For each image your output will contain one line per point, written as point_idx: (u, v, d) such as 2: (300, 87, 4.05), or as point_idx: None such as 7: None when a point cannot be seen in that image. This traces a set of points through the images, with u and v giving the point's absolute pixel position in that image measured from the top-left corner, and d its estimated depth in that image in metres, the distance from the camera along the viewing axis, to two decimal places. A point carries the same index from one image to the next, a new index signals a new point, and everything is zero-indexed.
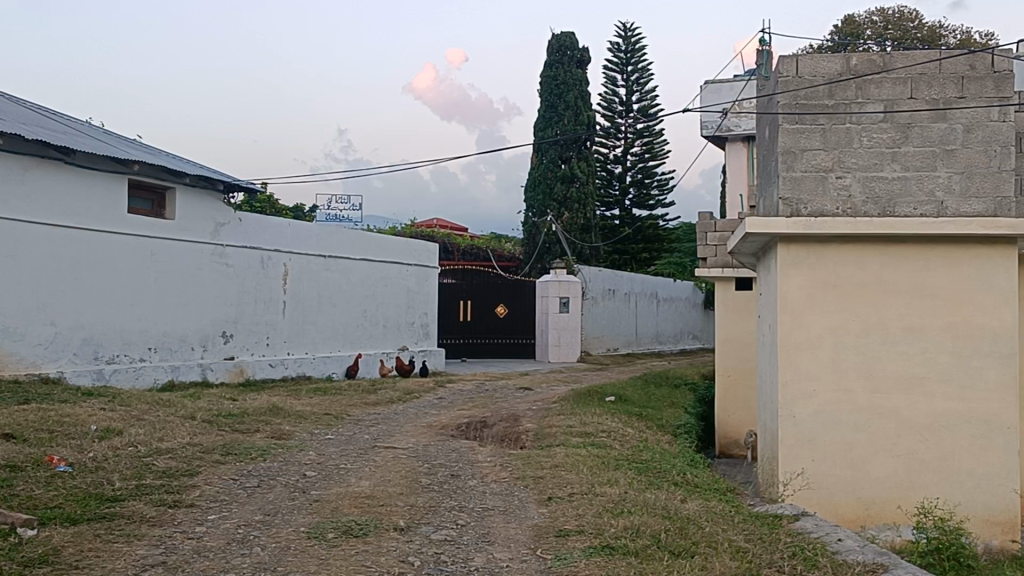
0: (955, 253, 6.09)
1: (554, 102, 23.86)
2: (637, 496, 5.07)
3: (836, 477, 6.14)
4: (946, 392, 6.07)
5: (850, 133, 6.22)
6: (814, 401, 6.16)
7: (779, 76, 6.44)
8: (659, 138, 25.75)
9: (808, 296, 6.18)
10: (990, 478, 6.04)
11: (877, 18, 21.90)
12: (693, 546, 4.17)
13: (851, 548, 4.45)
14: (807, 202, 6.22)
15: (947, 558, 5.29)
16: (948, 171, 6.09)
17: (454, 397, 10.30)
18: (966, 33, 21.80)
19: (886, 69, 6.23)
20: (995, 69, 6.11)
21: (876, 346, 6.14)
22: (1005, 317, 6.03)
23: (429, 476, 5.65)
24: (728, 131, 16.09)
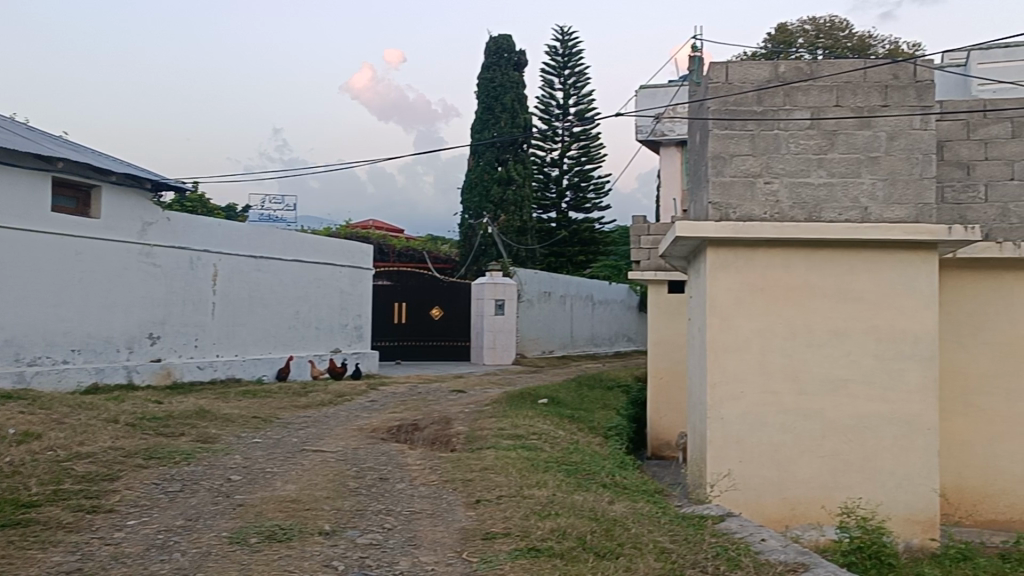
0: (878, 258, 6.21)
1: (491, 104, 23.89)
2: (565, 498, 5.08)
3: (762, 478, 6.22)
4: (869, 393, 6.19)
5: (777, 140, 6.32)
6: (741, 402, 6.24)
7: (709, 82, 6.53)
8: (596, 141, 25.91)
9: (737, 299, 6.27)
10: (911, 478, 6.14)
11: (809, 27, 22.23)
12: (618, 548, 4.20)
13: (773, 549, 4.51)
14: (736, 207, 6.31)
15: (870, 557, 5.39)
16: (872, 177, 6.21)
17: (386, 399, 10.25)
18: (894, 43, 22.28)
19: (813, 77, 6.35)
20: (918, 78, 6.24)
21: (802, 349, 6.24)
22: (925, 320, 6.17)
23: (356, 479, 5.60)
24: (663, 135, 16.62)
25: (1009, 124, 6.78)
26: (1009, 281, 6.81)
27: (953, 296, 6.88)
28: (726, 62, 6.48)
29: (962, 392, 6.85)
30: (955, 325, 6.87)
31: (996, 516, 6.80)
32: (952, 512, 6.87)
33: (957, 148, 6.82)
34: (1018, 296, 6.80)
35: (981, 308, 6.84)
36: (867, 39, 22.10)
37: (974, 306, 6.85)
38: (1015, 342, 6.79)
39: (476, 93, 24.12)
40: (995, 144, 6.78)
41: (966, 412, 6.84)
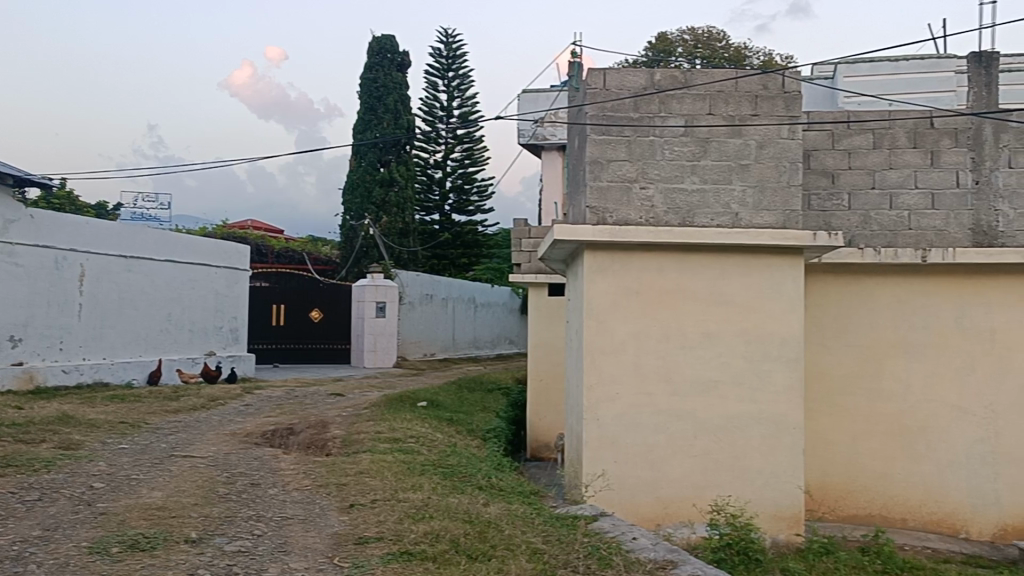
0: (748, 263, 6.41)
1: (373, 104, 23.70)
2: (440, 501, 5.06)
3: (636, 478, 6.32)
4: (739, 394, 6.37)
5: (653, 146, 6.45)
6: (617, 403, 6.34)
7: (587, 88, 6.61)
8: (480, 144, 25.98)
9: (613, 302, 6.37)
10: (777, 476, 6.35)
11: (688, 37, 22.75)
12: (490, 550, 4.20)
13: (644, 547, 4.59)
14: (613, 211, 6.40)
15: (739, 553, 5.55)
16: (743, 184, 6.40)
17: (261, 403, 10.05)
18: (768, 55, 23.03)
19: (686, 85, 6.51)
20: (786, 90, 6.46)
21: (675, 351, 6.38)
22: (792, 323, 6.39)
23: (227, 485, 5.48)
24: (546, 139, 16.83)
25: (870, 135, 7.06)
26: (870, 285, 7.09)
27: (819, 301, 7.13)
28: (603, 69, 6.56)
29: (826, 392, 7.11)
30: (820, 328, 7.12)
31: (857, 511, 7.09)
32: (816, 508, 7.13)
33: (823, 158, 7.09)
34: (879, 299, 7.09)
35: (845, 311, 7.11)
36: (743, 50, 22.78)
37: (838, 310, 7.11)
38: (876, 343, 7.08)
39: (359, 93, 23.87)
40: (858, 154, 7.06)
41: (830, 411, 7.11)
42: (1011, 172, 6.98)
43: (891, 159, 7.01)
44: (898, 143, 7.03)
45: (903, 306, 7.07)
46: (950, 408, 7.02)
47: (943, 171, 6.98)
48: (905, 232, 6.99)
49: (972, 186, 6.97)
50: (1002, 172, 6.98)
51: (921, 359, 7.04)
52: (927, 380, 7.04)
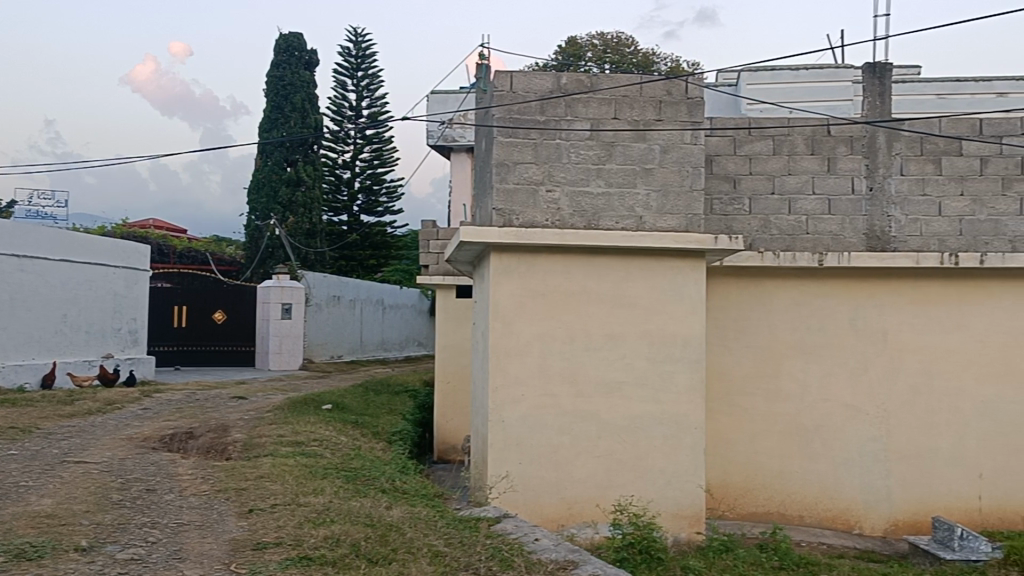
0: (651, 265, 6.50)
1: (280, 103, 23.37)
2: (341, 504, 5.02)
3: (541, 479, 6.34)
4: (642, 395, 6.45)
5: (559, 149, 6.49)
6: (522, 405, 6.35)
7: (494, 90, 6.62)
8: (389, 145, 25.82)
9: (518, 304, 6.39)
10: (679, 475, 6.45)
11: (597, 42, 23.00)
12: (391, 553, 4.18)
13: (545, 548, 4.62)
14: (519, 213, 6.42)
15: (640, 552, 5.61)
16: (647, 188, 6.49)
17: (161, 407, 9.81)
18: (675, 61, 23.44)
19: (592, 89, 6.56)
20: (689, 96, 6.59)
21: (580, 352, 6.43)
22: (693, 325, 6.51)
23: (121, 491, 5.33)
24: (454, 142, 17.05)
25: (771, 141, 7.23)
26: (769, 288, 7.26)
27: (720, 303, 7.27)
28: (511, 71, 6.58)
29: (727, 393, 7.26)
30: (721, 329, 7.26)
31: (756, 508, 7.26)
32: (716, 507, 7.27)
33: (725, 163, 7.24)
34: (777, 302, 7.26)
35: (745, 313, 7.26)
36: (651, 56, 23.14)
37: (738, 312, 7.26)
38: (775, 345, 7.25)
39: (265, 91, 23.51)
40: (759, 159, 7.22)
41: (730, 412, 7.26)
42: (904, 178, 7.21)
43: (790, 165, 7.20)
44: (797, 150, 7.22)
45: (800, 309, 7.25)
46: (845, 408, 7.22)
47: (840, 177, 7.21)
48: (803, 236, 7.18)
49: (866, 193, 7.20)
50: (895, 179, 7.21)
51: (817, 360, 7.23)
52: (822, 381, 7.23)
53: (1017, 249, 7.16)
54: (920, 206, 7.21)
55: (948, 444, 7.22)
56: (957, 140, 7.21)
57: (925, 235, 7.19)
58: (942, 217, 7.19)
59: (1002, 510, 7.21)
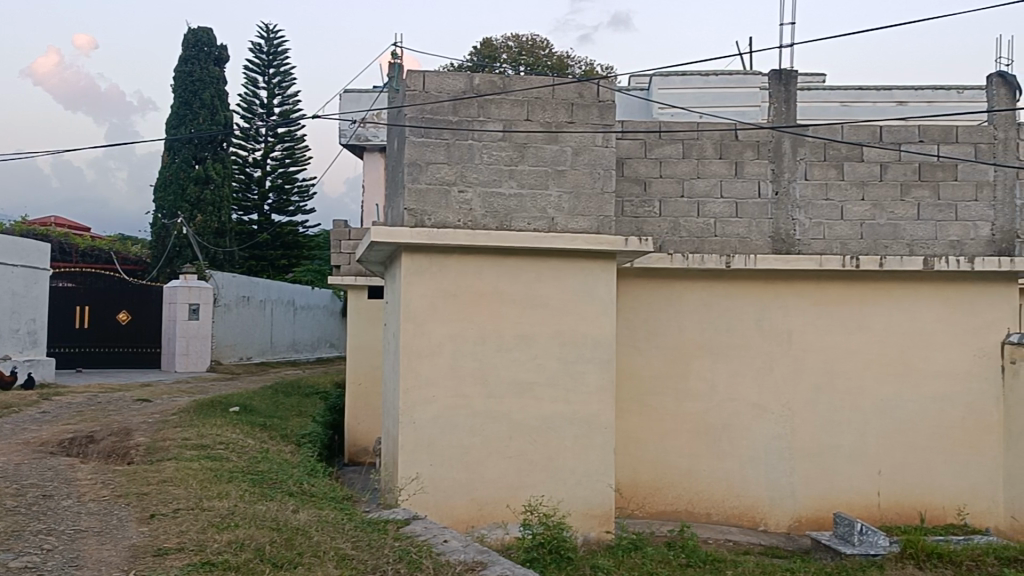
0: (562, 266, 6.54)
1: (188, 99, 22.89)
2: (247, 508, 4.92)
3: (451, 480, 6.32)
4: (553, 395, 6.48)
5: (471, 150, 6.48)
6: (433, 406, 6.32)
7: (406, 90, 6.58)
8: (301, 143, 25.49)
9: (429, 304, 6.36)
10: (589, 475, 6.50)
11: (512, 44, 23.07)
12: (297, 557, 4.12)
13: (454, 549, 4.61)
14: (431, 213, 6.40)
15: (550, 552, 5.63)
16: (558, 190, 6.52)
17: (60, 411, 9.51)
18: (588, 65, 23.66)
19: (505, 91, 6.56)
20: (601, 98, 6.65)
21: (491, 353, 6.43)
22: (603, 326, 6.57)
23: (15, 498, 5.14)
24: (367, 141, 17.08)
25: (680, 145, 7.33)
26: (678, 289, 7.37)
27: (631, 304, 7.35)
28: (423, 71, 6.55)
29: (636, 393, 7.35)
30: (631, 330, 7.34)
31: (664, 507, 7.35)
32: (626, 506, 7.34)
33: (635, 166, 7.32)
34: (686, 303, 7.37)
35: (654, 314, 7.36)
36: (565, 59, 23.32)
37: (648, 313, 7.36)
38: (683, 345, 7.36)
39: (173, 87, 23.00)
40: (669, 163, 7.33)
41: (639, 411, 7.35)
42: (808, 183, 7.39)
43: (699, 168, 7.32)
44: (706, 154, 7.35)
45: (708, 310, 7.38)
46: (751, 407, 7.37)
47: (747, 181, 7.36)
48: (711, 239, 7.31)
49: (772, 196, 7.36)
50: (800, 184, 7.38)
51: (724, 361, 7.37)
52: (729, 380, 7.37)
53: (915, 252, 7.39)
54: (823, 210, 7.39)
55: (849, 441, 7.41)
56: (858, 147, 7.40)
57: (828, 238, 7.38)
58: (844, 221, 7.39)
59: (899, 505, 7.42)
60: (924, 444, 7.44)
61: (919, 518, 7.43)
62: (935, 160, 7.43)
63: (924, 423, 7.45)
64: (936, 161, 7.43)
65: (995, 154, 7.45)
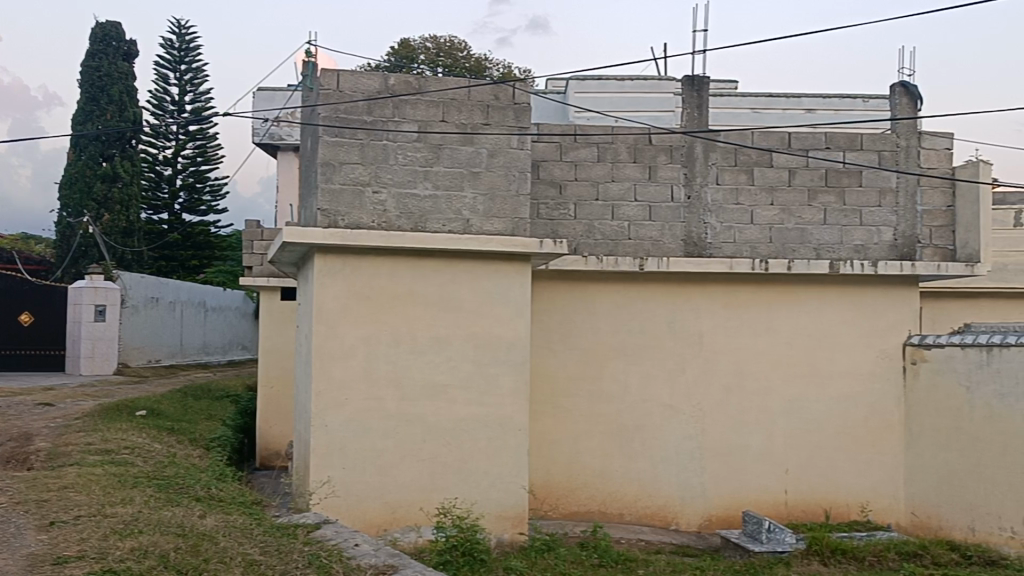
0: (477, 269, 6.54)
1: (95, 94, 22.27)
2: (152, 514, 4.80)
3: (364, 483, 6.26)
4: (467, 397, 6.46)
5: (386, 150, 6.43)
6: (346, 409, 6.25)
7: (320, 88, 6.50)
8: (214, 142, 25.01)
9: (343, 306, 6.29)
10: (502, 477, 6.51)
11: (430, 45, 22.97)
12: (203, 563, 4.03)
13: (366, 553, 4.57)
14: (344, 214, 6.33)
15: (463, 554, 5.62)
16: (474, 191, 6.52)
17: None
18: (506, 68, 23.72)
19: (420, 91, 6.54)
20: (516, 101, 6.67)
21: (405, 355, 6.39)
22: (518, 328, 6.59)
23: None
24: (281, 140, 16.94)
25: (595, 148, 7.40)
26: (592, 292, 7.43)
27: (545, 307, 7.39)
28: (338, 71, 6.49)
29: (550, 394, 7.38)
30: (546, 332, 7.38)
31: (577, 508, 7.40)
32: (539, 507, 7.36)
33: (551, 169, 7.35)
34: (600, 305, 7.44)
35: (568, 316, 7.41)
36: (483, 61, 23.30)
37: (562, 315, 7.40)
38: (597, 347, 7.43)
39: (79, 82, 22.35)
40: (584, 166, 7.38)
41: (553, 413, 7.39)
42: (719, 188, 7.52)
43: (613, 172, 7.40)
44: (620, 158, 7.42)
45: (622, 312, 7.45)
46: (663, 408, 7.47)
47: (660, 185, 7.46)
48: (625, 242, 7.39)
49: (684, 200, 7.48)
50: (712, 188, 7.51)
51: (637, 363, 7.45)
52: (642, 382, 7.46)
53: (822, 256, 7.57)
54: (734, 214, 7.53)
55: (758, 441, 7.56)
56: (767, 152, 7.56)
57: (738, 242, 7.51)
58: (754, 225, 7.53)
59: (805, 502, 7.60)
60: (830, 444, 7.62)
61: (824, 515, 7.60)
62: (840, 166, 7.63)
63: (830, 423, 7.63)
64: (841, 168, 7.62)
65: (898, 161, 7.69)
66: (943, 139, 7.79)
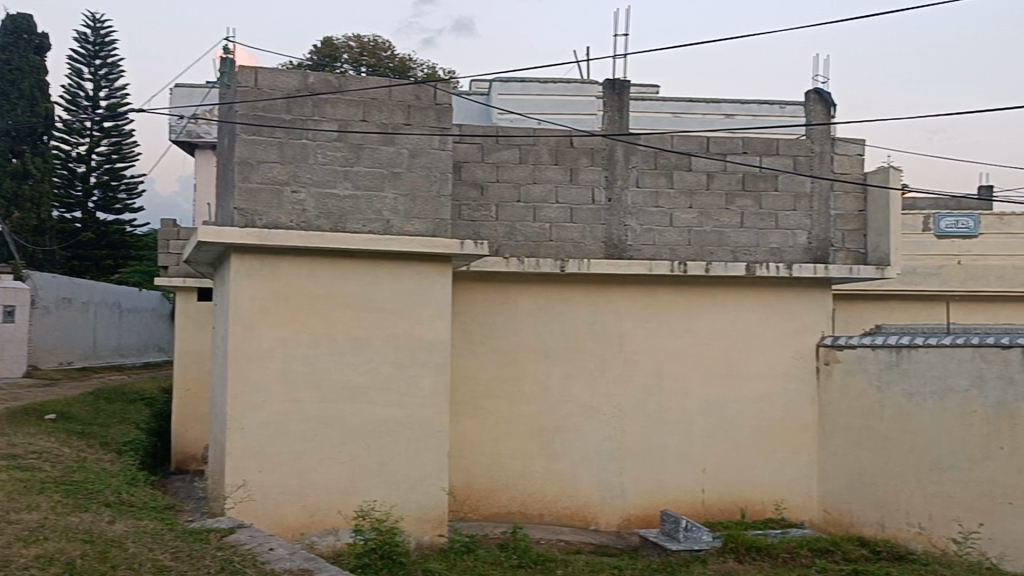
0: (397, 269, 6.50)
1: (5, 89, 21.60)
2: (58, 521, 4.67)
3: (281, 487, 6.17)
4: (387, 399, 6.42)
5: (305, 149, 6.35)
6: (263, 412, 6.15)
7: (237, 86, 6.39)
8: (130, 139, 24.43)
9: (260, 307, 6.19)
10: (422, 479, 6.48)
11: (354, 44, 22.75)
12: (111, 570, 3.93)
13: (280, 557, 4.50)
14: (262, 213, 6.23)
15: (382, 557, 5.57)
16: (394, 192, 6.48)
17: None
18: (430, 68, 23.64)
19: (340, 90, 6.48)
20: (438, 101, 6.64)
21: (324, 357, 6.32)
22: (439, 330, 6.57)
23: None
24: (198, 138, 16.63)
25: (517, 149, 7.41)
26: (513, 293, 7.45)
27: (466, 308, 7.38)
28: (256, 68, 6.38)
29: (471, 396, 7.38)
30: (467, 333, 7.38)
31: (497, 509, 7.41)
32: (460, 508, 7.35)
33: (473, 170, 7.34)
34: (521, 306, 7.46)
35: (490, 317, 7.41)
36: (407, 61, 23.18)
37: (484, 317, 7.40)
38: (518, 349, 7.45)
39: None
40: (505, 168, 7.39)
41: (473, 414, 7.39)
42: (640, 190, 7.59)
43: (535, 174, 7.43)
44: (541, 160, 7.46)
45: (543, 314, 7.48)
46: (583, 409, 7.52)
47: (581, 187, 7.50)
48: (546, 244, 7.43)
49: (605, 203, 7.53)
50: (632, 191, 7.57)
51: (558, 364, 7.49)
52: (563, 382, 7.50)
53: (738, 258, 7.70)
54: (653, 216, 7.61)
55: (676, 441, 7.65)
56: (687, 156, 7.66)
57: (658, 244, 7.60)
58: (673, 228, 7.62)
59: (722, 501, 7.72)
60: (746, 443, 7.75)
61: (740, 513, 7.73)
62: (757, 170, 7.76)
63: (746, 423, 7.76)
64: (758, 172, 7.76)
65: (812, 166, 7.85)
66: (855, 145, 7.97)
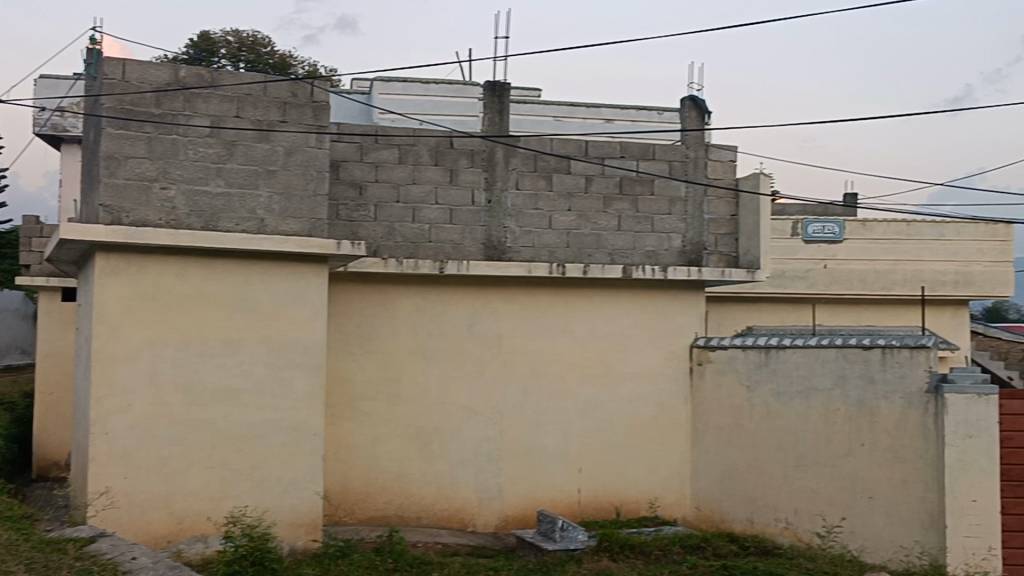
0: (271, 270, 6.37)
1: None
2: None
3: (147, 493, 5.96)
4: (260, 402, 6.28)
5: (175, 145, 6.16)
6: (128, 416, 5.93)
7: (103, 77, 6.14)
8: None
9: (126, 307, 5.97)
10: (296, 482, 6.37)
11: (232, 39, 22.23)
12: None
13: (143, 566, 4.35)
14: (128, 211, 6.00)
15: (253, 563, 5.44)
16: (269, 190, 6.35)
17: None
18: (312, 66, 23.28)
19: (213, 85, 6.33)
20: (314, 99, 6.55)
21: (194, 359, 6.13)
22: (314, 330, 6.46)
23: None
24: (63, 132, 15.95)
25: (396, 149, 7.36)
26: (391, 294, 7.38)
27: (344, 309, 7.28)
28: (123, 59, 6.15)
29: (347, 398, 7.28)
30: (344, 335, 7.28)
31: (374, 512, 7.34)
32: (335, 513, 7.25)
33: (351, 169, 7.24)
34: (399, 307, 7.40)
35: (367, 319, 7.33)
36: (288, 58, 22.79)
37: (362, 318, 7.32)
38: (396, 350, 7.39)
39: None
40: (384, 168, 7.32)
41: (350, 417, 7.29)
42: (519, 193, 7.62)
43: (413, 174, 7.38)
44: (421, 160, 7.41)
45: (421, 315, 7.44)
46: (461, 410, 7.51)
47: (460, 189, 7.49)
48: (425, 244, 7.40)
49: (485, 204, 7.54)
50: (511, 193, 7.59)
51: (436, 365, 7.46)
52: (441, 383, 7.47)
53: (615, 261, 7.81)
54: (532, 218, 7.65)
55: (553, 441, 7.71)
56: (566, 159, 7.72)
57: (537, 246, 7.64)
58: (551, 230, 7.68)
59: (598, 500, 7.81)
60: (621, 442, 7.87)
61: (615, 512, 7.83)
62: (633, 174, 7.89)
63: (622, 423, 7.88)
64: (635, 176, 7.89)
65: (686, 171, 8.01)
66: (728, 151, 8.16)
